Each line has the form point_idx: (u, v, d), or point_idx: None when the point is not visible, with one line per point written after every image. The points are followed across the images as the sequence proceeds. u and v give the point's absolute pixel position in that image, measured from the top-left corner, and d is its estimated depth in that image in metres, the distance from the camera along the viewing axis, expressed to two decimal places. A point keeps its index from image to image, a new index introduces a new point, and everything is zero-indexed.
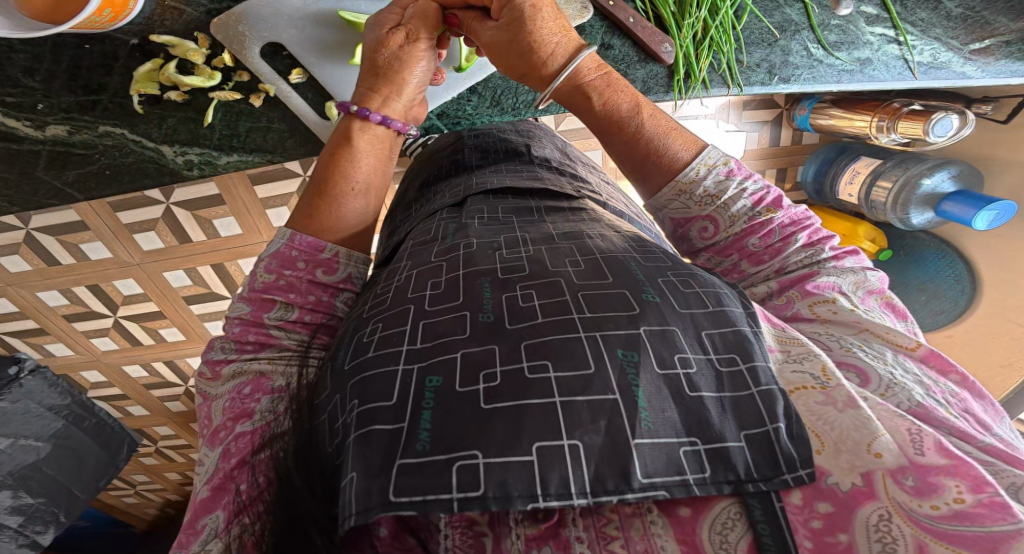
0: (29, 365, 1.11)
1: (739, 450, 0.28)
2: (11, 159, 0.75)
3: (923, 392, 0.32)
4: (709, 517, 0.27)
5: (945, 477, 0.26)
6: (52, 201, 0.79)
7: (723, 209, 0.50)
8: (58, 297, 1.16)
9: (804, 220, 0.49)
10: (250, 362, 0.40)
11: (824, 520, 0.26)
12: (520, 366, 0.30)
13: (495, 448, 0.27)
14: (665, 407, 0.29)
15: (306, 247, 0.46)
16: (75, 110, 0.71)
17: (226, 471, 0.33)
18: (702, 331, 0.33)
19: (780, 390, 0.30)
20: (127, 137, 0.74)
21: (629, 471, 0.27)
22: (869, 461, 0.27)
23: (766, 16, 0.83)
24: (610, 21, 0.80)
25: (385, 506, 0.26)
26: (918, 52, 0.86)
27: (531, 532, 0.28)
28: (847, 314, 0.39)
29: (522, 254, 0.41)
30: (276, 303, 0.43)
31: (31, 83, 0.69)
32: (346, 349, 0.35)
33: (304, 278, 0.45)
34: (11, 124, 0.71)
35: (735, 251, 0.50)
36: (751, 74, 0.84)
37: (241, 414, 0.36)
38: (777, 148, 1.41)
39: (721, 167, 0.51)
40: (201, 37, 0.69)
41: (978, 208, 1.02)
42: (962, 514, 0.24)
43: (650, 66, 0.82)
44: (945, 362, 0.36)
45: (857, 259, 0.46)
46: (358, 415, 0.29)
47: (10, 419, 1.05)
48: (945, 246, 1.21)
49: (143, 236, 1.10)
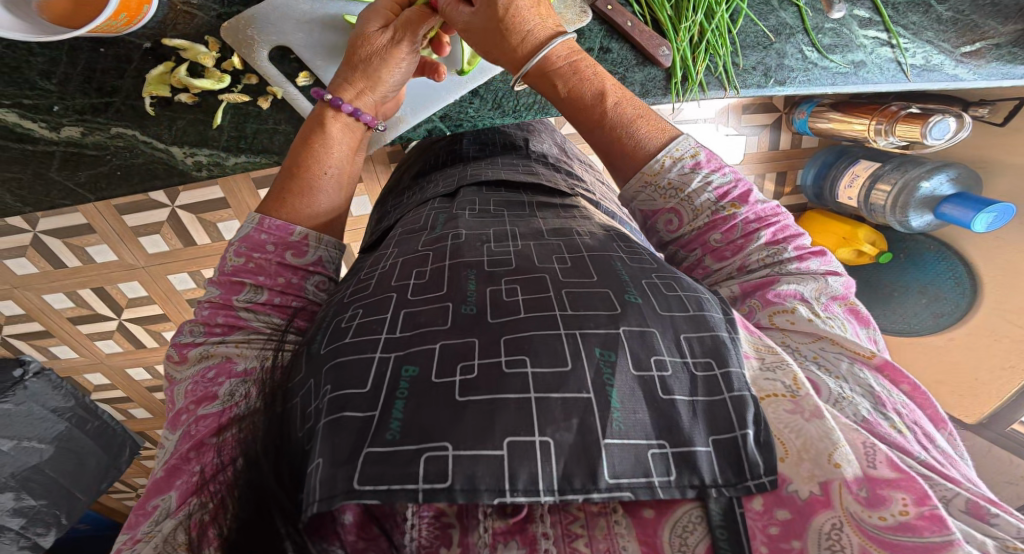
0: (33, 368, 1.14)
1: (706, 455, 0.28)
2: (23, 160, 0.71)
3: (870, 406, 0.32)
4: (671, 520, 0.28)
5: (892, 490, 0.26)
6: (64, 202, 0.75)
7: (687, 201, 0.48)
8: (63, 299, 1.17)
9: (770, 217, 0.48)
10: (217, 346, 0.39)
11: (781, 526, 0.27)
12: (498, 360, 0.30)
13: (465, 441, 0.27)
14: (637, 409, 0.29)
15: (275, 231, 0.47)
16: (88, 112, 0.69)
17: (184, 452, 0.33)
18: (680, 334, 0.33)
19: (752, 396, 0.30)
20: (138, 139, 0.72)
21: (596, 471, 0.27)
22: (828, 470, 0.27)
23: (762, 19, 0.83)
24: (610, 26, 0.79)
25: (349, 494, 0.26)
26: (912, 54, 0.86)
27: (499, 526, 0.28)
28: (806, 324, 0.39)
29: (510, 248, 0.42)
30: (245, 285, 0.43)
31: (48, 85, 0.67)
32: (323, 333, 0.35)
33: (273, 261, 0.45)
34: (26, 125, 0.68)
35: (698, 246, 0.49)
36: (748, 77, 0.83)
37: (204, 398, 0.35)
38: (776, 152, 1.40)
39: (688, 159, 0.49)
40: (213, 41, 0.69)
41: (977, 210, 1.02)
42: (905, 525, 0.25)
43: (648, 69, 0.80)
44: (898, 373, 0.36)
45: (824, 261, 0.46)
46: (330, 400, 0.29)
47: (14, 420, 1.06)
48: (945, 249, 1.21)
49: (148, 239, 1.11)
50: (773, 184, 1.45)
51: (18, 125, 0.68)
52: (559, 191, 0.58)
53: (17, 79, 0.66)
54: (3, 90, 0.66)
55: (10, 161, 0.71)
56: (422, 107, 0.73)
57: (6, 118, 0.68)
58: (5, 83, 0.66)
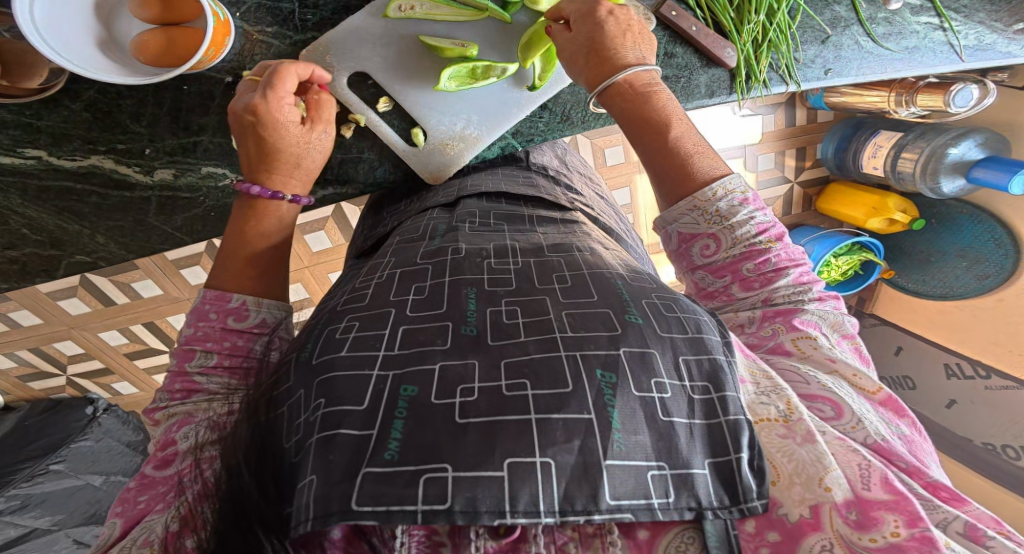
0: (103, 405, 1.23)
1: (703, 478, 0.28)
2: (124, 208, 0.70)
3: (886, 431, 0.33)
4: (666, 539, 0.28)
5: (885, 511, 0.26)
6: (164, 246, 0.73)
7: (729, 230, 0.46)
8: (118, 335, 1.22)
9: (799, 259, 0.46)
10: (178, 407, 0.39)
11: (772, 546, 0.27)
12: (498, 384, 0.31)
13: (465, 463, 0.27)
14: (638, 430, 0.29)
15: (213, 298, 0.44)
16: (178, 153, 0.68)
17: (129, 488, 0.35)
18: (679, 356, 0.32)
19: (747, 421, 0.30)
20: (228, 177, 0.70)
21: (598, 492, 0.27)
22: (819, 494, 0.27)
23: (818, 14, 0.82)
24: (674, 31, 0.78)
25: (345, 514, 0.26)
26: (964, 36, 0.84)
27: (491, 545, 0.28)
28: (825, 352, 0.39)
29: (509, 265, 0.42)
30: (195, 352, 0.42)
31: (138, 128, 0.66)
32: (315, 342, 0.35)
33: (216, 327, 0.43)
34: (121, 170, 0.68)
35: (728, 274, 0.46)
36: (807, 71, 0.81)
37: (164, 445, 0.37)
38: (793, 129, 1.39)
39: (739, 194, 0.46)
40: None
41: (1012, 173, 0.99)
42: (895, 546, 0.25)
43: (713, 70, 0.80)
44: (899, 407, 0.37)
45: (838, 304, 0.46)
46: (323, 416, 0.29)
47: (99, 457, 1.12)
48: (980, 211, 1.18)
49: (189, 271, 1.17)
50: (792, 160, 1.41)
51: (115, 171, 0.68)
52: (559, 205, 0.60)
53: (110, 125, 0.65)
54: (99, 136, 0.65)
55: (112, 208, 0.70)
56: (496, 124, 0.73)
57: (103, 165, 0.67)
58: (99, 130, 0.65)
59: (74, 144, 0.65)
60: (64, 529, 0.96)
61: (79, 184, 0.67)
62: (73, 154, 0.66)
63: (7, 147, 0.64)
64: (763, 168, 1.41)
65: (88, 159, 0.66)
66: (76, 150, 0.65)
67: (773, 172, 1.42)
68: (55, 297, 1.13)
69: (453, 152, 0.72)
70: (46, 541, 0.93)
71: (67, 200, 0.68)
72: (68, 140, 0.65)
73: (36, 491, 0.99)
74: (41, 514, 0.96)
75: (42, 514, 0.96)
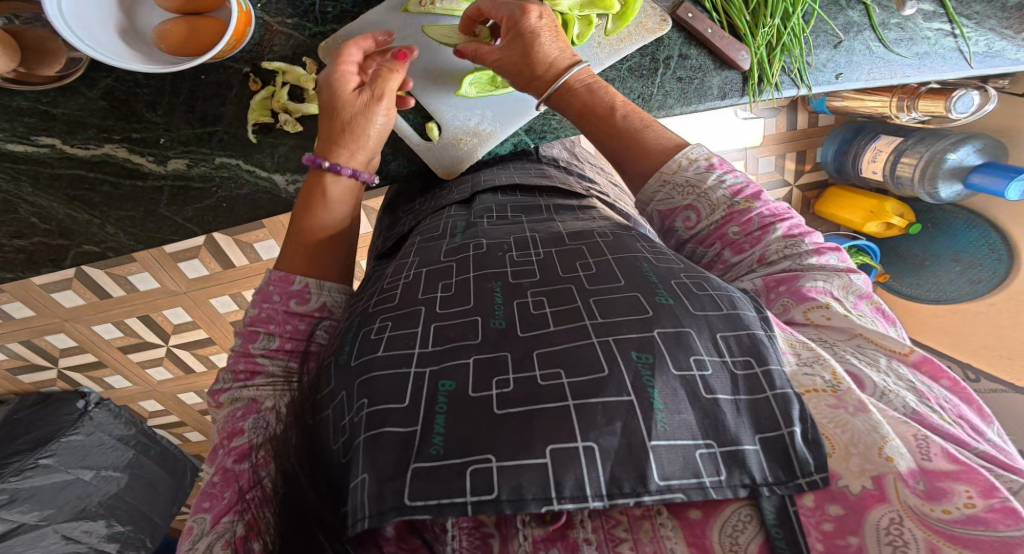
0: (95, 399, 1.20)
1: (754, 454, 0.28)
2: (134, 199, 0.68)
3: (916, 399, 0.31)
4: (720, 520, 0.27)
5: (952, 482, 0.25)
6: (174, 237, 0.71)
7: (704, 197, 0.47)
8: (113, 328, 1.19)
9: (783, 213, 0.47)
10: (242, 390, 0.40)
11: (836, 522, 0.26)
12: (531, 375, 0.30)
13: (506, 452, 0.27)
14: (681, 409, 0.28)
15: (278, 278, 0.45)
16: (194, 142, 0.67)
17: (210, 482, 0.34)
18: (716, 333, 0.32)
19: (795, 394, 0.29)
20: (241, 169, 0.69)
21: (645, 474, 0.27)
22: (880, 464, 0.26)
23: (831, 18, 0.82)
24: (688, 33, 0.78)
25: (400, 510, 0.26)
26: (974, 43, 0.84)
27: (538, 533, 0.28)
28: (842, 319, 0.37)
29: (534, 257, 0.42)
30: (259, 334, 0.42)
31: (154, 117, 0.66)
32: (351, 343, 0.35)
33: (280, 309, 0.43)
34: (134, 160, 0.66)
35: (716, 241, 0.47)
36: (819, 75, 0.81)
37: (233, 432, 0.37)
38: (794, 133, 1.39)
39: (703, 161, 0.49)
40: (310, 62, 0.67)
41: (1009, 178, 1.00)
42: (974, 518, 0.24)
43: (726, 72, 0.79)
44: (938, 368, 0.34)
45: (841, 257, 0.44)
46: (367, 416, 0.29)
47: (90, 451, 1.09)
48: (974, 216, 1.18)
49: (187, 264, 1.12)
50: (793, 163, 1.41)
51: (128, 160, 0.66)
52: (575, 193, 0.59)
53: (125, 114, 0.65)
54: (113, 125, 0.65)
55: (124, 199, 0.68)
56: (510, 120, 0.72)
57: (116, 154, 0.66)
58: (115, 118, 0.64)
59: (88, 133, 0.64)
60: (52, 524, 0.96)
61: (92, 173, 0.66)
62: (86, 143, 0.65)
63: (20, 135, 0.63)
64: (764, 171, 1.41)
65: (101, 148, 0.65)
66: (90, 138, 0.64)
67: (773, 175, 1.42)
68: (49, 289, 1.09)
69: (466, 148, 0.72)
70: (33, 536, 0.92)
71: (78, 188, 0.66)
72: (82, 129, 0.64)
73: (24, 486, 0.96)
74: (30, 508, 0.95)
75: (28, 510, 0.95)
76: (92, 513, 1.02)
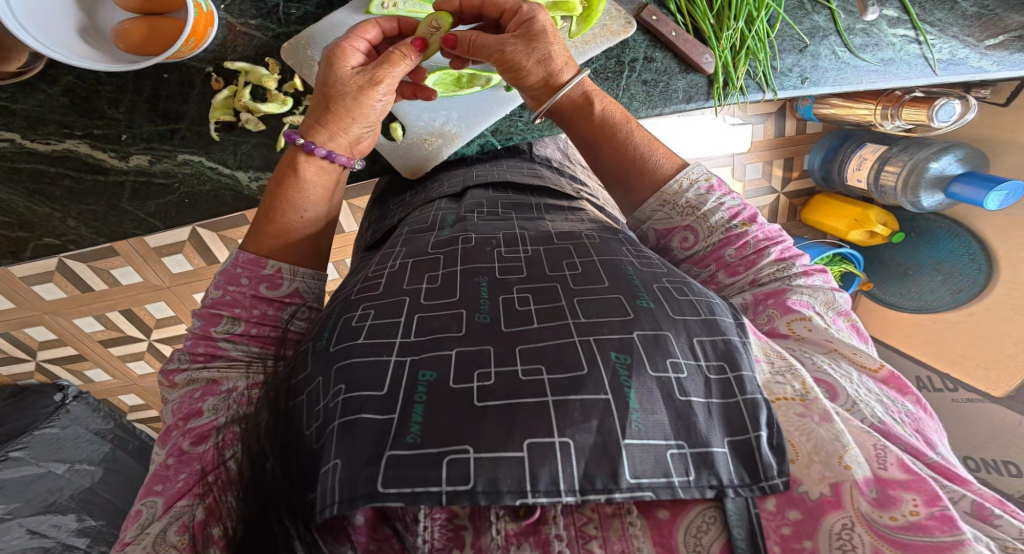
0: (73, 392, 1.19)
1: (723, 457, 0.29)
2: (97, 192, 0.73)
3: (884, 410, 0.33)
4: (686, 520, 0.28)
5: (902, 490, 0.27)
6: (136, 230, 0.77)
7: (703, 219, 0.49)
8: (94, 321, 1.17)
9: (777, 237, 0.48)
10: (201, 371, 0.41)
11: (793, 526, 0.27)
12: (514, 369, 0.31)
13: (486, 444, 0.28)
14: (655, 410, 0.29)
15: (248, 263, 0.46)
16: (156, 139, 0.71)
17: (166, 462, 0.34)
18: (694, 337, 0.33)
19: (764, 400, 0.31)
20: (204, 165, 0.74)
21: (617, 471, 0.28)
22: (839, 472, 0.27)
23: (797, 23, 0.84)
24: (653, 36, 0.80)
25: (372, 496, 0.26)
26: (938, 49, 0.86)
27: (511, 528, 0.29)
28: (821, 333, 0.39)
29: (519, 254, 0.43)
30: (222, 317, 0.44)
31: (116, 114, 0.69)
32: (331, 330, 0.36)
33: (247, 294, 0.45)
34: (97, 156, 0.71)
35: (712, 262, 0.49)
36: (784, 79, 0.84)
37: (190, 413, 0.37)
38: (782, 139, 1.40)
39: (703, 182, 0.51)
40: (273, 62, 0.71)
41: (988, 189, 1.02)
42: (915, 524, 0.26)
43: (691, 76, 0.82)
44: (903, 384, 0.36)
45: (825, 278, 0.46)
46: (344, 402, 0.30)
47: (64, 445, 1.07)
48: (957, 225, 1.21)
49: (171, 259, 1.11)
50: (780, 170, 1.44)
51: (89, 156, 0.71)
52: (565, 194, 0.60)
53: (87, 110, 0.68)
54: (75, 121, 0.68)
55: (86, 192, 0.73)
56: (476, 121, 0.75)
57: (77, 150, 0.70)
58: (76, 114, 0.68)
59: (49, 129, 0.68)
60: (18, 518, 0.91)
61: (52, 167, 0.71)
62: (47, 138, 0.68)
63: None
64: (751, 178, 1.43)
65: (63, 143, 0.69)
66: (50, 134, 0.68)
67: (760, 181, 1.44)
68: (30, 281, 1.06)
69: (431, 147, 0.74)
70: None
71: (38, 182, 0.71)
72: (42, 125, 0.67)
73: None
74: None
75: None
76: (62, 507, 0.97)
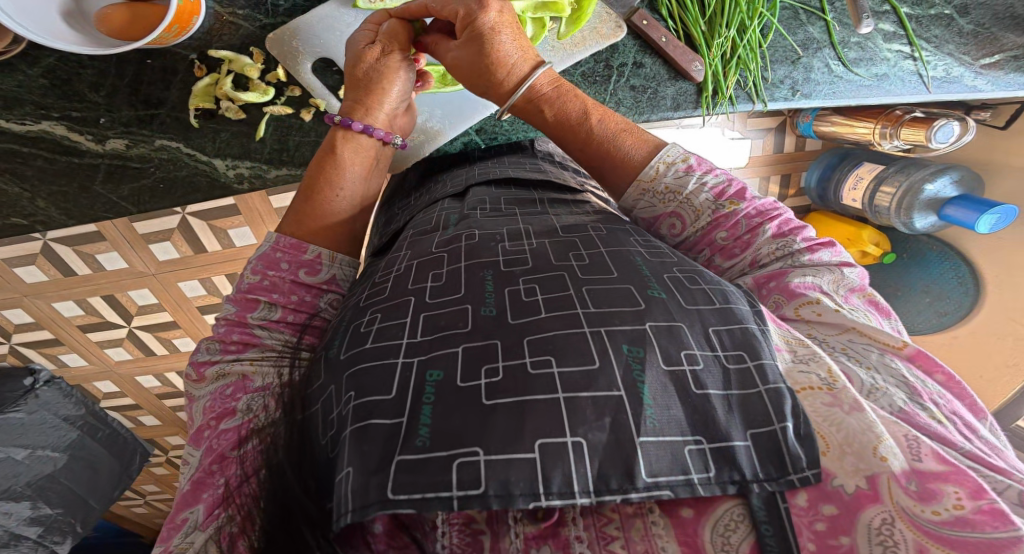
0: (45, 376, 1.10)
1: (745, 451, 0.28)
2: (70, 174, 0.72)
3: (905, 397, 0.31)
4: (712, 519, 0.27)
5: (942, 483, 0.26)
6: (107, 214, 0.75)
7: (687, 203, 0.48)
8: (73, 306, 1.13)
9: (770, 211, 0.46)
10: (233, 364, 0.38)
11: (828, 522, 0.26)
12: (522, 361, 0.30)
13: (496, 445, 0.26)
14: (671, 405, 0.28)
15: (290, 248, 0.45)
16: (134, 124, 0.69)
17: (207, 466, 0.32)
18: (709, 328, 0.32)
19: (789, 389, 0.30)
20: (182, 152, 0.72)
21: (632, 470, 0.26)
22: (874, 464, 0.27)
23: (790, 34, 0.83)
24: (643, 41, 0.79)
25: (383, 503, 0.25)
26: (932, 67, 0.86)
27: (530, 531, 0.28)
28: (833, 315, 0.37)
29: (524, 247, 0.41)
30: (260, 303, 0.42)
31: (95, 98, 0.68)
32: (341, 338, 0.35)
33: (287, 278, 0.44)
34: (73, 138, 0.69)
35: (705, 246, 0.47)
36: (775, 91, 0.83)
37: (224, 413, 0.35)
38: (780, 156, 1.30)
39: (680, 164, 0.49)
40: (257, 52, 0.69)
41: (980, 212, 0.98)
42: (962, 519, 0.24)
43: (680, 83, 0.81)
44: (932, 363, 0.35)
45: (834, 252, 0.44)
46: (354, 408, 0.29)
47: (28, 429, 1.02)
48: (948, 249, 1.16)
49: (159, 247, 1.06)
50: (776, 187, 1.33)
51: (66, 138, 0.69)
52: (570, 187, 0.58)
53: (67, 92, 0.67)
54: (53, 103, 0.67)
55: (58, 174, 0.72)
56: (461, 120, 0.74)
57: (53, 131, 0.69)
58: (55, 97, 0.67)
59: (25, 109, 0.67)
60: None
61: (26, 148, 0.69)
62: (22, 119, 0.68)
63: None
64: None
65: (40, 124, 0.68)
66: (27, 115, 0.67)
67: None
68: (12, 263, 1.03)
69: (412, 142, 0.74)
70: None
71: (10, 162, 0.70)
72: (19, 105, 0.67)
73: None
74: None
75: None
76: (17, 494, 0.97)
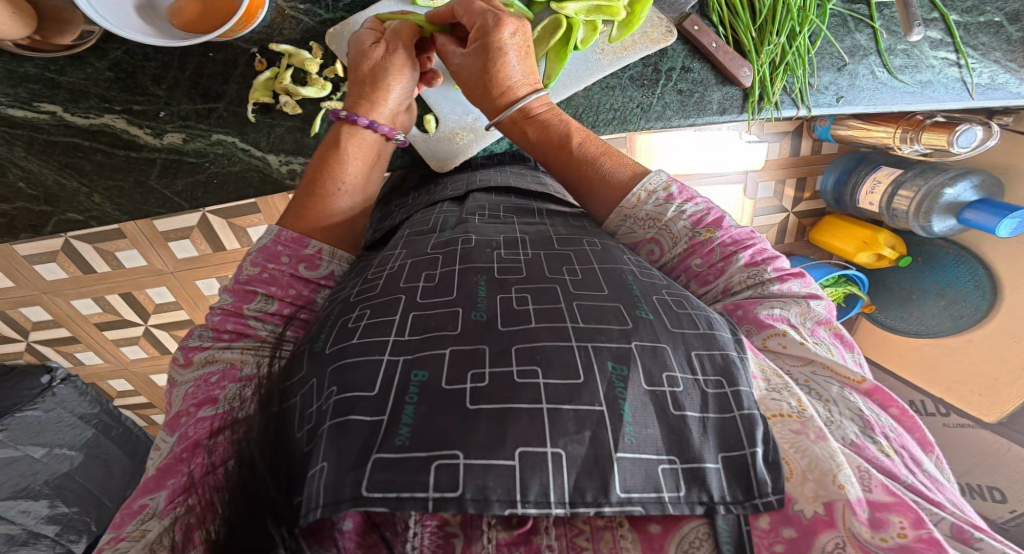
0: (61, 375, 1.18)
1: (715, 472, 0.29)
2: (128, 168, 0.75)
3: (858, 430, 0.32)
4: (678, 535, 0.28)
5: (887, 512, 0.27)
6: (160, 209, 0.79)
7: (665, 230, 0.48)
8: (92, 305, 1.17)
9: (746, 240, 0.46)
10: (222, 351, 0.41)
11: (787, 543, 0.28)
12: (509, 369, 0.31)
13: (477, 450, 0.27)
14: (648, 424, 0.29)
15: (289, 242, 0.49)
16: (193, 118, 0.73)
17: (177, 453, 0.34)
18: (691, 350, 0.33)
19: (761, 415, 0.31)
20: (237, 146, 0.75)
21: (608, 485, 0.28)
22: (833, 491, 0.27)
23: (838, 40, 0.83)
24: (693, 46, 0.81)
25: (356, 500, 0.27)
26: (977, 74, 0.86)
27: (503, 537, 0.29)
28: (797, 348, 0.38)
29: (519, 256, 0.43)
30: (257, 294, 0.45)
31: (157, 91, 0.71)
32: (328, 332, 0.36)
33: (285, 272, 0.47)
34: (133, 131, 0.73)
35: (681, 273, 0.47)
36: (820, 96, 0.84)
37: (205, 400, 0.37)
38: (797, 159, 1.28)
39: (661, 193, 0.49)
40: (315, 46, 0.72)
41: (1001, 216, 0.99)
42: (904, 546, 0.25)
43: (726, 88, 0.83)
44: (887, 397, 0.36)
45: (803, 283, 0.44)
46: (336, 403, 0.30)
47: (45, 428, 1.07)
48: (965, 252, 1.14)
49: (177, 244, 1.09)
50: (792, 190, 1.31)
51: (126, 132, 0.73)
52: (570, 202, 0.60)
53: (130, 86, 0.70)
54: (116, 96, 0.70)
55: (115, 168, 0.75)
56: None
57: (115, 125, 0.72)
58: (119, 89, 0.70)
59: (90, 102, 0.70)
60: None
61: (87, 141, 0.72)
62: (86, 112, 0.70)
63: (23, 101, 0.69)
64: (761, 196, 1.32)
65: (101, 118, 0.71)
66: (92, 108, 0.70)
67: (772, 202, 1.32)
68: (32, 261, 1.07)
69: (462, 142, 0.76)
70: None
71: (71, 156, 0.73)
72: (85, 98, 0.69)
73: None
74: None
75: None
76: (34, 492, 1.00)
